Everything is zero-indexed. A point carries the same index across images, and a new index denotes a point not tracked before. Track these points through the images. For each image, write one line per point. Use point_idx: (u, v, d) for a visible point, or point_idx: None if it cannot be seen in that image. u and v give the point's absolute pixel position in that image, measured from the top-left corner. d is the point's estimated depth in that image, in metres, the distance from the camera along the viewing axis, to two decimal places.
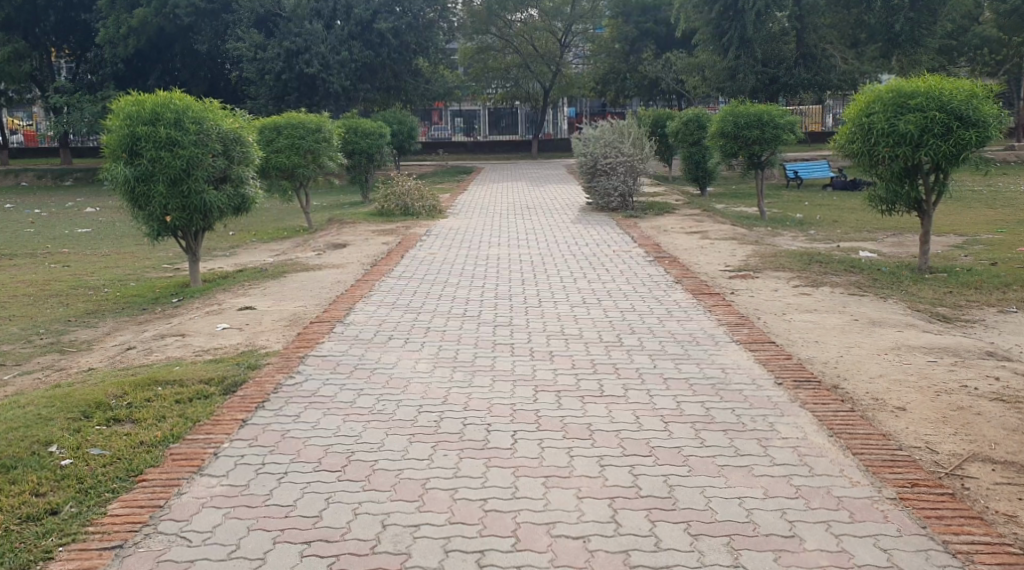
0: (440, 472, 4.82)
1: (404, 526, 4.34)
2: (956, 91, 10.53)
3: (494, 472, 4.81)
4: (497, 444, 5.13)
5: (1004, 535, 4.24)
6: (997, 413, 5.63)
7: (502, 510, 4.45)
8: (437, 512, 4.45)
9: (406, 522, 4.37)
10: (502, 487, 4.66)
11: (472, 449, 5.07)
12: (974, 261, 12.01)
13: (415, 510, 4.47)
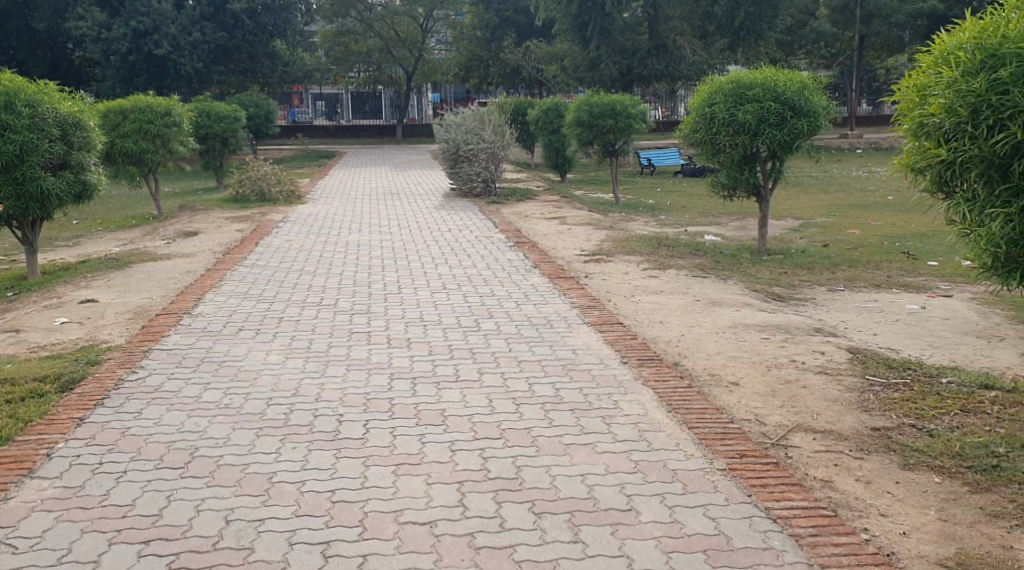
0: (288, 465, 4.83)
1: (248, 520, 4.33)
2: (789, 82, 11.04)
3: (344, 462, 4.85)
4: (349, 434, 5.16)
5: (820, 500, 4.54)
6: (820, 386, 6.00)
7: (350, 500, 4.49)
8: (282, 505, 4.45)
9: (251, 517, 4.36)
10: (351, 477, 4.70)
11: (323, 441, 5.08)
12: (808, 242, 12.66)
13: (260, 504, 4.46)
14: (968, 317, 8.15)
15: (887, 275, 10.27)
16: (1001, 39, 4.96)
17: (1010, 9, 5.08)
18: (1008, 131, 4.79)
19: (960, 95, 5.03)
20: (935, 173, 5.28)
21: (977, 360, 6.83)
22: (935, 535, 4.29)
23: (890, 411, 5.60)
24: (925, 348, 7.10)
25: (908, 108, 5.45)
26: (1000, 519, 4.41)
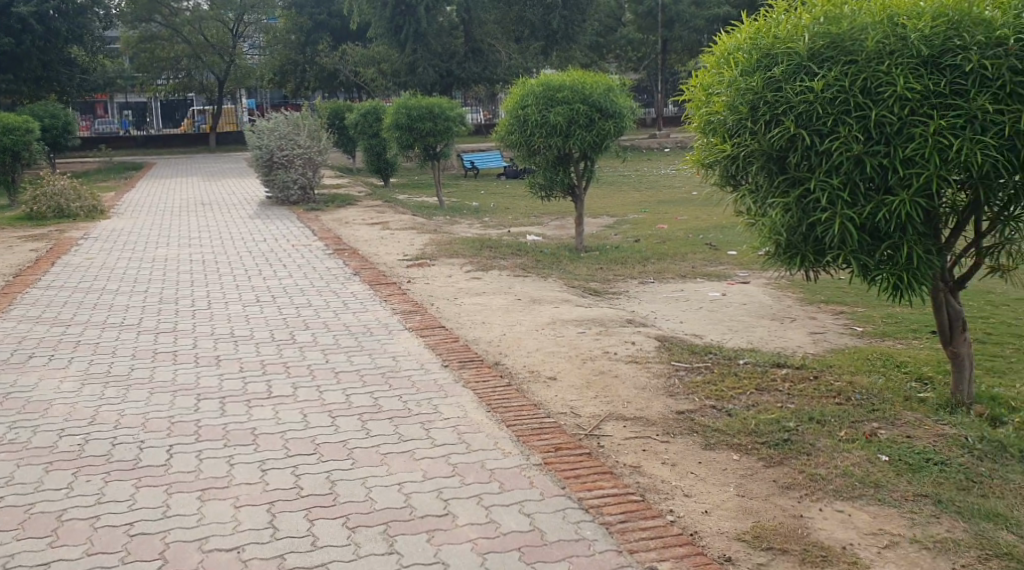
0: (81, 500, 4.61)
1: (34, 565, 4.12)
2: (594, 83, 11.33)
3: (143, 492, 4.68)
4: (150, 462, 4.98)
5: (629, 486, 4.77)
6: (631, 374, 6.26)
7: (150, 532, 4.34)
8: (73, 545, 4.25)
9: (36, 561, 4.14)
10: (151, 507, 4.54)
11: (120, 471, 4.89)
12: (622, 238, 13.10)
13: (48, 546, 4.25)
14: (764, 300, 8.63)
15: (691, 266, 10.74)
16: (773, 40, 5.29)
17: (779, 11, 5.40)
18: (783, 125, 5.18)
19: (740, 93, 5.38)
20: (723, 168, 5.65)
21: (773, 341, 7.25)
22: (734, 511, 4.60)
23: (693, 394, 5.93)
24: (726, 332, 7.47)
25: (696, 107, 5.78)
26: (791, 490, 4.81)
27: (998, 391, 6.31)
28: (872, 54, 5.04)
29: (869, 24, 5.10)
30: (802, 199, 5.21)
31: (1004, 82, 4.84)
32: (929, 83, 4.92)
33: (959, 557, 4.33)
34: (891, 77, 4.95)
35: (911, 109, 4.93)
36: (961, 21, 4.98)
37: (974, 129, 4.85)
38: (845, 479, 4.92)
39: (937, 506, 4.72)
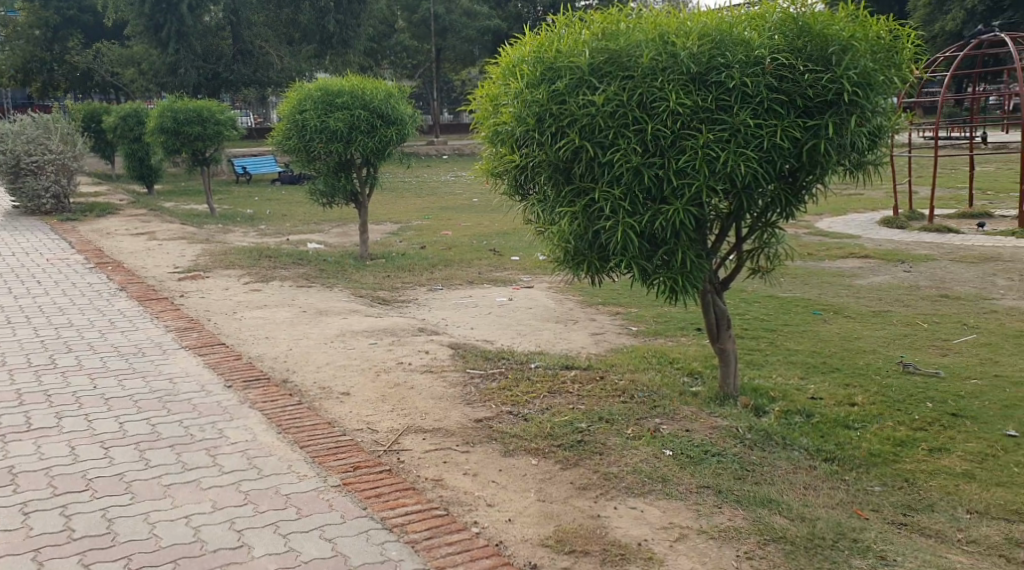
0: None
1: None
2: (375, 89, 11.24)
3: None
4: None
5: (432, 501, 4.75)
6: (426, 385, 6.24)
7: None
8: None
9: None
10: None
11: None
12: (406, 245, 13.06)
13: None
14: (548, 304, 8.81)
15: (476, 272, 10.84)
16: (556, 53, 5.40)
17: (560, 25, 5.52)
18: (567, 137, 5.30)
19: (526, 105, 5.45)
20: (512, 177, 5.73)
21: (557, 343, 7.42)
22: (535, 517, 4.68)
23: (489, 401, 5.98)
24: (514, 337, 7.58)
25: (483, 117, 5.82)
26: (587, 491, 4.95)
27: (758, 382, 6.77)
28: (646, 70, 5.24)
29: (643, 41, 5.30)
30: (587, 207, 5.35)
31: (761, 98, 5.18)
32: (697, 99, 5.18)
33: (741, 544, 4.61)
34: (664, 93, 5.18)
35: (681, 123, 5.19)
36: (723, 41, 5.27)
37: (737, 142, 5.16)
38: (636, 475, 5.12)
39: (718, 496, 5.00)
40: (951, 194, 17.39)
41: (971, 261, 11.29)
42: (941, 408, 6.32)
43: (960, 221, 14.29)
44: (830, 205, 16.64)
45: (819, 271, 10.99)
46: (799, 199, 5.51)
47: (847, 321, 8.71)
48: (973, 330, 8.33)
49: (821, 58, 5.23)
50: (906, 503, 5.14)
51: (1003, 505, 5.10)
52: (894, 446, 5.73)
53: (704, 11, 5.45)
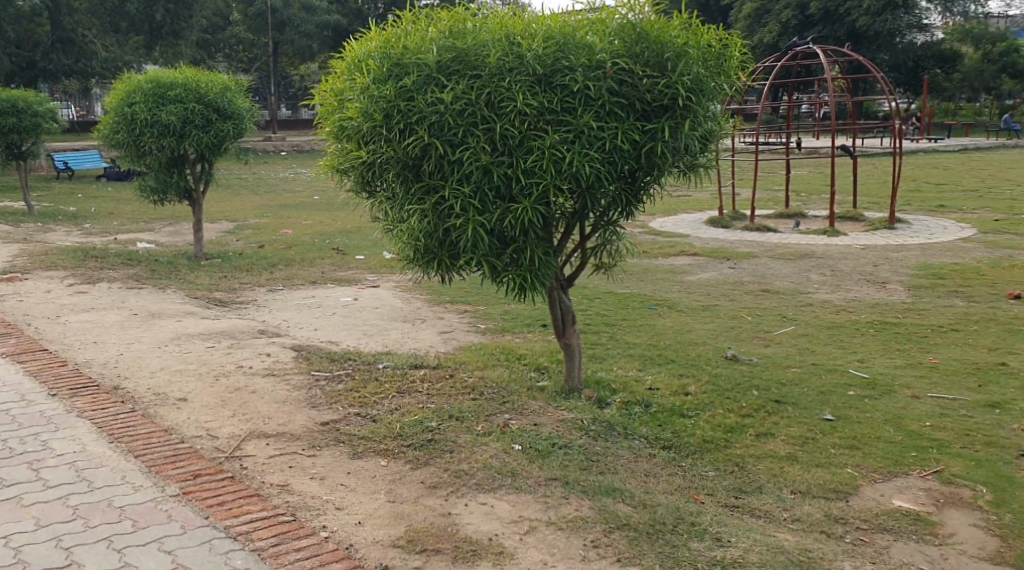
0: None
1: None
2: (209, 82, 10.83)
3: None
4: None
5: (278, 507, 4.62)
6: (269, 388, 6.05)
7: None
8: None
9: None
10: None
11: None
12: (244, 244, 12.66)
13: None
14: (394, 304, 8.69)
15: (320, 271, 10.61)
16: (403, 49, 5.34)
17: (406, 21, 5.45)
18: (416, 134, 5.25)
19: (372, 101, 5.35)
20: (358, 174, 5.62)
21: (404, 342, 7.34)
22: (385, 518, 4.63)
23: (336, 403, 5.86)
24: (360, 337, 7.45)
25: (327, 112, 5.69)
26: (438, 489, 4.93)
27: (600, 375, 6.89)
28: (493, 70, 5.24)
29: (489, 41, 5.29)
30: (437, 205, 5.31)
31: (604, 101, 5.26)
32: (544, 100, 5.22)
33: (588, 533, 4.68)
34: (512, 93, 5.19)
35: (528, 123, 5.21)
36: (567, 43, 5.33)
37: (581, 144, 5.22)
38: (485, 471, 5.12)
39: (565, 487, 5.05)
40: (772, 196, 18.20)
41: (790, 258, 11.85)
42: (766, 396, 6.61)
43: (778, 220, 15.00)
44: (661, 206, 17.14)
45: (652, 268, 11.29)
46: (639, 199, 5.63)
47: (680, 315, 8.98)
48: (792, 322, 8.75)
49: (658, 65, 5.36)
50: (737, 486, 5.33)
51: (824, 484, 5.37)
52: (724, 433, 5.96)
53: (549, 13, 5.49)
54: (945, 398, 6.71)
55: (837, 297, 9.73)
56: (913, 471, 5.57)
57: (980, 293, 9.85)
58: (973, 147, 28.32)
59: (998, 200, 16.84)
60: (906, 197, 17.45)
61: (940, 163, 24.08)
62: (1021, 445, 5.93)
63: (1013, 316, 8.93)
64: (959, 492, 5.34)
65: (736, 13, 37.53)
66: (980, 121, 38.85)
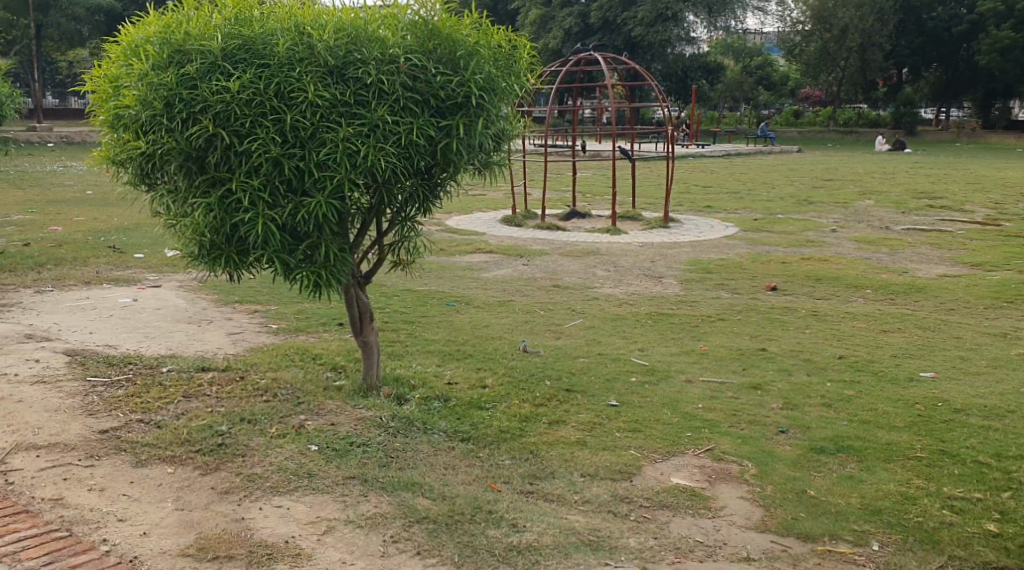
0: None
1: None
2: None
3: None
4: None
5: (50, 523, 4.51)
6: (39, 398, 5.73)
7: None
8: None
9: None
10: None
11: None
12: (7, 242, 11.76)
13: None
14: (177, 304, 8.33)
15: (94, 271, 9.99)
16: (185, 35, 5.12)
17: (188, 6, 5.23)
18: (200, 123, 5.04)
19: (152, 88, 5.09)
20: (136, 166, 5.33)
21: (191, 344, 7.04)
22: (174, 527, 4.57)
23: (116, 410, 5.67)
24: (141, 340, 7.10)
25: (100, 99, 5.37)
26: (229, 495, 4.89)
27: (397, 372, 6.86)
28: (283, 59, 5.10)
29: (278, 30, 5.15)
30: (223, 199, 5.13)
31: (397, 95, 5.21)
32: (336, 92, 5.12)
33: (387, 529, 4.71)
34: (302, 84, 5.07)
35: (321, 115, 5.10)
36: (359, 36, 5.26)
37: (376, 137, 5.16)
38: (280, 475, 5.11)
39: (364, 486, 5.10)
40: (558, 196, 18.64)
41: (577, 255, 12.18)
42: (557, 385, 6.79)
43: (567, 218, 15.41)
44: (453, 203, 17.22)
45: (445, 265, 11.34)
46: (434, 196, 5.62)
47: (473, 311, 9.06)
48: (580, 314, 9.01)
49: (450, 62, 5.37)
50: (531, 473, 5.44)
51: (609, 466, 5.56)
52: (519, 422, 6.07)
53: (338, 6, 5.41)
54: (715, 382, 7.10)
55: (621, 291, 10.08)
56: (689, 449, 5.86)
57: (744, 286, 10.48)
58: (736, 153, 30.14)
59: (760, 201, 17.96)
60: (680, 199, 18.30)
61: (709, 167, 25.48)
62: (781, 422, 6.35)
63: (771, 306, 9.56)
64: (729, 467, 5.66)
65: (523, 18, 38.47)
66: (743, 129, 41.49)
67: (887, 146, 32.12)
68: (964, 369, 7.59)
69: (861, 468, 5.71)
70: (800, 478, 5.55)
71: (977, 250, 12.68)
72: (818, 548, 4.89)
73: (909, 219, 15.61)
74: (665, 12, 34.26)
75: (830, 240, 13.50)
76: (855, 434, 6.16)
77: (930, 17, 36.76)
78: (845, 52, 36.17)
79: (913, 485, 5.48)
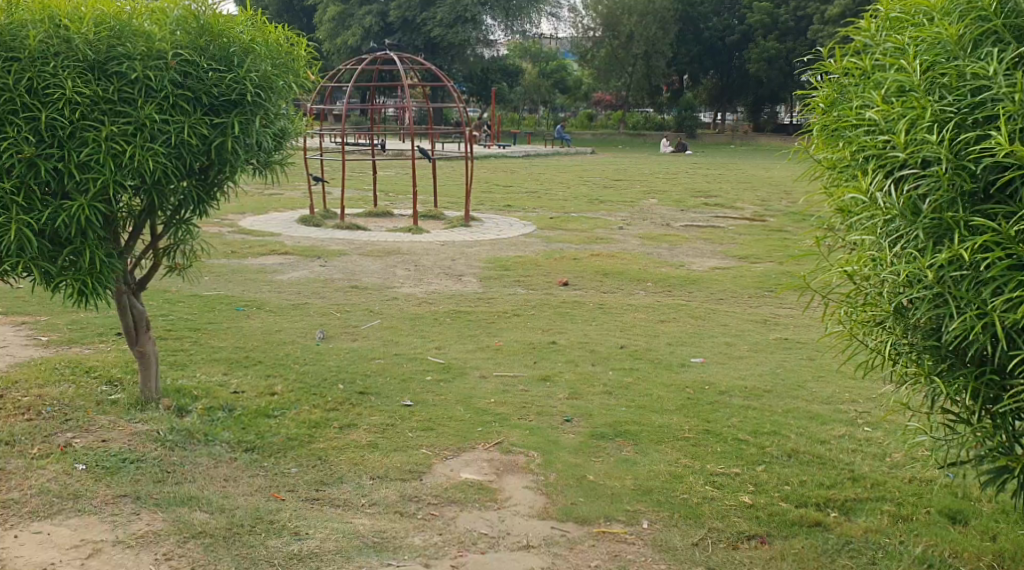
0: None
1: None
2: None
3: None
4: None
5: None
6: None
7: None
8: None
9: None
10: None
11: None
12: None
13: None
14: None
15: None
16: None
17: None
18: None
19: None
20: None
21: None
22: None
23: None
24: None
25: None
26: None
27: (181, 382, 6.61)
28: (35, 53, 4.82)
29: (28, 21, 4.85)
30: None
31: (166, 93, 5.04)
32: (97, 89, 4.90)
33: (160, 547, 4.55)
34: (59, 80, 4.82)
35: (81, 113, 4.87)
36: (122, 30, 5.04)
37: (143, 137, 4.96)
38: (41, 498, 4.87)
39: (136, 503, 4.91)
40: (358, 195, 18.43)
41: (378, 255, 12.08)
42: (349, 389, 6.74)
43: (367, 219, 15.27)
44: (246, 203, 16.75)
45: (237, 269, 10.97)
46: (210, 197, 5.45)
47: (267, 316, 8.81)
48: (377, 315, 8.98)
49: (223, 58, 5.27)
50: (318, 479, 5.38)
51: (400, 467, 5.59)
52: (309, 429, 6.00)
53: None
54: (506, 376, 7.26)
55: (420, 291, 10.10)
56: (478, 444, 5.97)
57: (537, 282, 10.74)
58: (535, 154, 30.79)
59: (553, 200, 18.44)
60: (479, 198, 18.47)
61: (509, 168, 25.89)
62: (566, 412, 6.58)
63: (561, 300, 9.86)
64: (516, 459, 5.81)
65: (321, 17, 38.23)
66: (540, 131, 42.44)
67: (671, 149, 33.62)
68: (731, 353, 8.10)
69: (636, 451, 5.99)
70: (581, 465, 5.77)
71: (746, 244, 13.54)
72: (594, 530, 5.09)
73: (688, 216, 16.46)
74: (464, 15, 35.25)
75: (617, 236, 14.05)
76: (633, 419, 6.47)
77: (707, 27, 38.91)
78: (632, 59, 38.12)
79: (681, 465, 5.82)
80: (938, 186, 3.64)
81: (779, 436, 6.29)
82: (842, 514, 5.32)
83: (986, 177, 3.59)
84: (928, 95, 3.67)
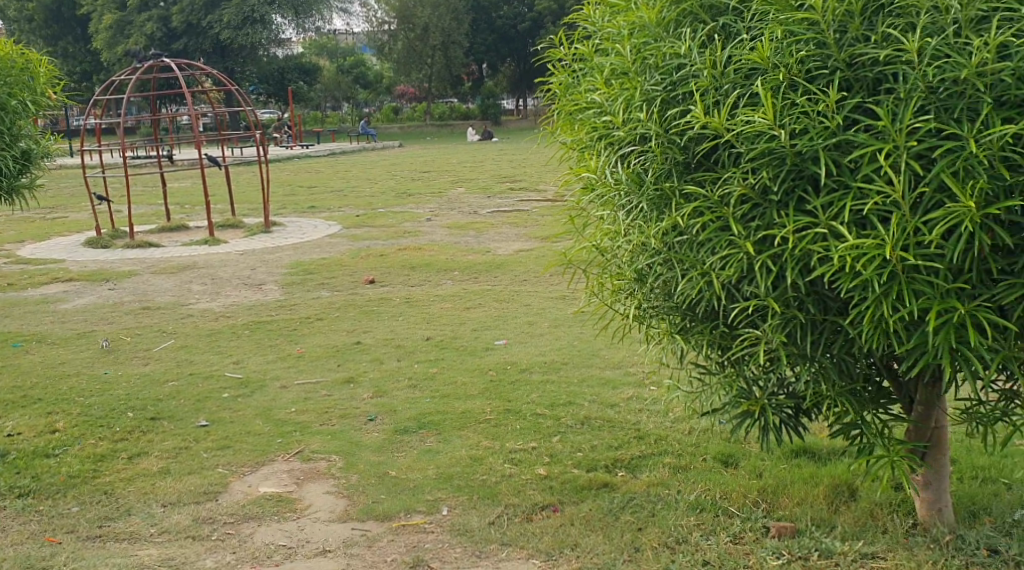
0: None
1: None
2: None
3: None
4: None
5: None
6: None
7: None
8: None
9: None
10: None
11: None
12: None
13: None
14: None
15: None
16: None
17: None
18: None
19: None
20: None
21: None
22: None
23: None
24: None
25: None
26: None
27: None
28: None
29: None
30: None
31: None
32: None
33: None
34: None
35: None
36: None
37: None
38: None
39: None
40: (149, 210, 17.58)
41: (171, 271, 11.59)
42: (139, 416, 6.44)
43: (161, 234, 14.55)
44: (25, 229, 15.67)
45: (16, 301, 10.25)
46: None
47: (49, 348, 8.26)
48: (170, 335, 8.60)
49: None
50: (103, 515, 5.12)
51: (193, 489, 5.39)
52: (92, 463, 5.70)
53: None
54: (308, 383, 7.12)
55: (217, 304, 9.74)
56: (277, 456, 5.84)
57: (342, 282, 10.59)
58: (340, 150, 30.40)
59: (358, 198, 18.19)
60: (279, 202, 18.00)
61: (313, 167, 25.34)
62: (369, 411, 6.53)
63: (366, 299, 9.78)
64: (316, 465, 5.72)
65: (96, 25, 36.12)
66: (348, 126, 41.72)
67: (478, 137, 33.99)
68: (531, 332, 8.27)
69: (438, 440, 6.03)
70: (383, 462, 5.75)
71: (547, 224, 13.81)
72: (393, 524, 5.07)
73: (494, 202, 16.63)
74: (251, 15, 34.53)
75: (424, 228, 14.03)
76: (435, 408, 6.50)
77: (499, 15, 39.50)
78: (430, 50, 38.08)
79: (481, 447, 5.90)
80: (654, 159, 3.87)
81: (573, 406, 6.48)
82: (628, 473, 5.55)
83: (694, 149, 3.83)
84: (639, 76, 3.89)
